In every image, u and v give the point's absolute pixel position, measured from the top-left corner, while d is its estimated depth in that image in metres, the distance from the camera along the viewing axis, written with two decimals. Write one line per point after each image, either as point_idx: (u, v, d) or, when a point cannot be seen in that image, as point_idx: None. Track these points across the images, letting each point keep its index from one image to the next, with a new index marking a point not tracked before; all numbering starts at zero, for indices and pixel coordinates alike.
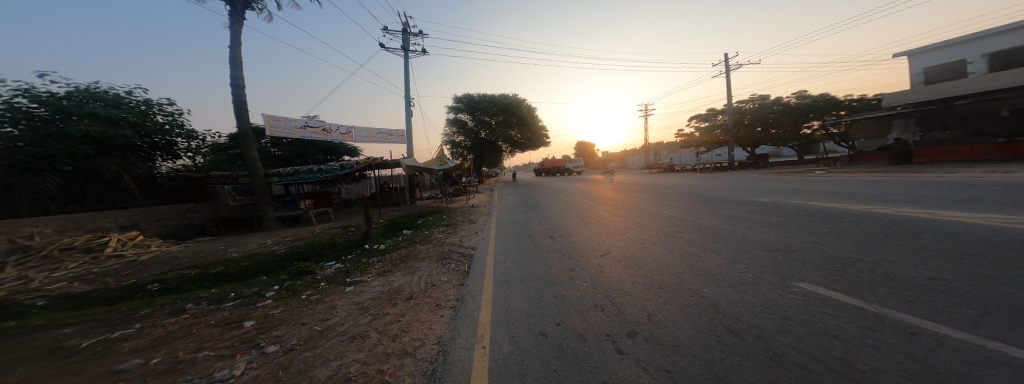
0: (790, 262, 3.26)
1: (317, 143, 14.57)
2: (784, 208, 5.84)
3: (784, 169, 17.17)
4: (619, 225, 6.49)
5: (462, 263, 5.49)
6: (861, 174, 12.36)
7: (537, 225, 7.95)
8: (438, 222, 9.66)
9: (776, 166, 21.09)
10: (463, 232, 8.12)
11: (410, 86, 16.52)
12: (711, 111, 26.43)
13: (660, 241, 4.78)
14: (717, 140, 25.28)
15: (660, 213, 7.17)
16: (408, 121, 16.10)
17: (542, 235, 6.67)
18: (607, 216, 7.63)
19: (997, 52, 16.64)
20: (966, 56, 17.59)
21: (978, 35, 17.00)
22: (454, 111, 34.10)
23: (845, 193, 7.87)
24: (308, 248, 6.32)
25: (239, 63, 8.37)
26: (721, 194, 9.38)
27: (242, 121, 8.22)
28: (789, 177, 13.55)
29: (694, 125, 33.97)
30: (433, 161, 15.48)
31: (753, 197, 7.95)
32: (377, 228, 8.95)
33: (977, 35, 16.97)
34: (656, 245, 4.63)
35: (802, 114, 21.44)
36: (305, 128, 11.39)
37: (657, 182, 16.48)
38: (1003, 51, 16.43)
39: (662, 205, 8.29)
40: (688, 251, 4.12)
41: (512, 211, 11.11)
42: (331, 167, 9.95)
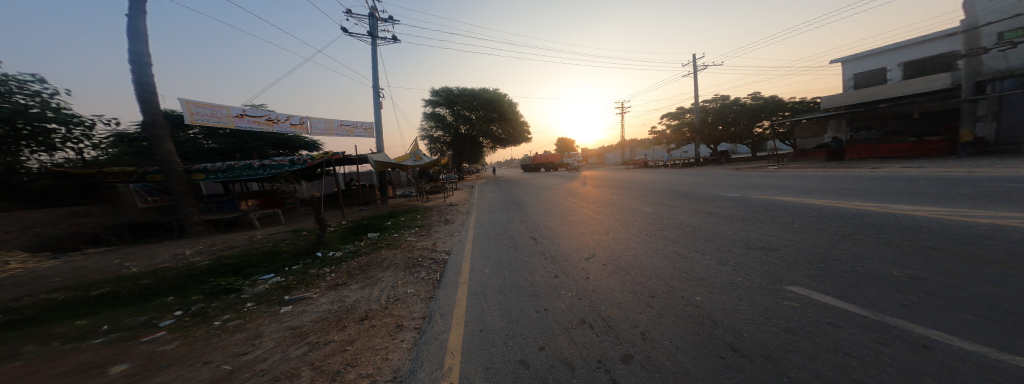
0: (775, 262, 3.16)
1: (262, 136, 12.82)
2: (754, 203, 5.96)
3: (742, 165, 18.52)
4: (600, 224, 6.28)
5: (433, 271, 4.89)
6: (808, 169, 13.57)
7: (517, 225, 7.56)
8: (410, 223, 8.83)
9: (736, 162, 22.75)
10: (437, 234, 7.48)
11: (377, 74, 15.11)
12: (679, 110, 27.92)
13: (644, 242, 4.63)
14: (684, 138, 26.74)
15: (638, 210, 7.09)
16: (376, 113, 14.73)
17: (523, 236, 6.30)
18: (587, 215, 7.42)
19: (909, 61, 18.95)
20: (886, 64, 19.96)
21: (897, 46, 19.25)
22: (428, 104, 32.58)
23: (804, 187, 8.36)
24: (241, 259, 5.45)
25: (142, 35, 6.87)
26: (695, 190, 9.62)
27: (146, 106, 6.88)
28: (749, 172, 14.53)
29: (663, 122, 35.62)
30: (404, 156, 14.40)
31: (724, 192, 8.19)
32: (337, 230, 7.95)
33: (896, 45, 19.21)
34: (640, 246, 4.44)
35: (757, 114, 23.26)
36: (242, 117, 9.86)
37: (632, 178, 16.89)
38: (913, 61, 18.76)
39: (640, 201, 8.25)
40: (671, 253, 3.96)
41: (492, 209, 10.63)
42: (280, 163, 8.55)
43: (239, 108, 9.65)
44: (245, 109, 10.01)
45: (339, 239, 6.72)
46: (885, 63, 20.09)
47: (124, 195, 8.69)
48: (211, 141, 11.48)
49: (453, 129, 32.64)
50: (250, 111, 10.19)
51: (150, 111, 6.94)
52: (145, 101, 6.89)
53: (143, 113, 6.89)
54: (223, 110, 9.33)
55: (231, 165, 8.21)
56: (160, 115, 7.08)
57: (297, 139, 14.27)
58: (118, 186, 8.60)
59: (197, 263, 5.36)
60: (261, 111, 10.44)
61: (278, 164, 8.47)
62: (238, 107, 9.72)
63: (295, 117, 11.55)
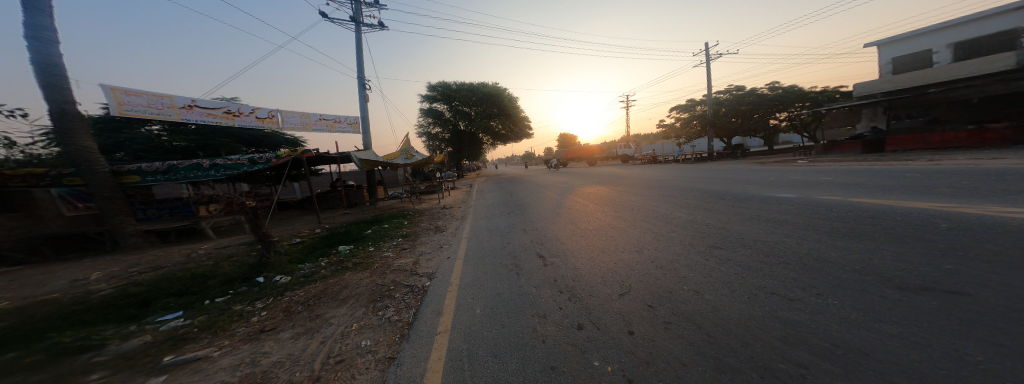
0: (962, 307, 1.78)
1: (233, 132, 11.59)
2: (827, 207, 4.54)
3: (765, 159, 17.00)
4: (624, 236, 4.89)
5: (404, 307, 3.56)
6: (843, 163, 12.23)
7: (520, 236, 6.21)
8: (393, 231, 7.51)
9: (753, 156, 21.34)
10: (423, 247, 6.13)
11: (361, 63, 13.68)
12: (690, 102, 26.54)
13: (700, 267, 3.21)
14: (695, 131, 25.21)
15: (663, 215, 5.71)
16: (362, 106, 13.37)
17: (528, 253, 4.98)
18: (602, 223, 6.03)
19: (962, 41, 17.72)
20: (932, 46, 18.69)
21: (947, 24, 18.01)
22: (425, 100, 31.06)
23: (862, 183, 7.00)
24: (156, 289, 4.15)
25: (44, 7, 5.63)
26: (729, 189, 8.18)
27: (49, 93, 5.62)
28: (777, 167, 13.15)
29: (672, 115, 33.99)
30: (392, 153, 12.96)
31: (771, 191, 6.75)
32: (303, 243, 6.61)
33: (947, 23, 17.98)
34: (694, 274, 3.06)
35: (775, 105, 21.69)
36: (190, 108, 8.48)
37: (646, 175, 15.43)
38: (967, 40, 17.53)
39: (664, 203, 6.89)
40: (750, 286, 2.57)
41: (491, 214, 9.28)
42: (236, 161, 7.24)
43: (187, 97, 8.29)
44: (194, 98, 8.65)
45: (297, 257, 5.41)
46: (931, 45, 18.81)
47: (43, 201, 7.61)
48: (172, 137, 10.23)
49: (453, 125, 31.21)
50: (201, 101, 8.83)
51: (56, 99, 5.69)
52: (49, 86, 5.63)
53: (48, 102, 5.64)
54: (164, 99, 7.92)
55: (173, 165, 6.90)
56: (72, 104, 5.84)
57: (274, 135, 13.01)
58: (35, 191, 7.52)
59: (94, 294, 4.04)
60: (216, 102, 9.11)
61: (233, 163, 7.16)
62: (185, 97, 8.35)
63: (260, 109, 10.19)
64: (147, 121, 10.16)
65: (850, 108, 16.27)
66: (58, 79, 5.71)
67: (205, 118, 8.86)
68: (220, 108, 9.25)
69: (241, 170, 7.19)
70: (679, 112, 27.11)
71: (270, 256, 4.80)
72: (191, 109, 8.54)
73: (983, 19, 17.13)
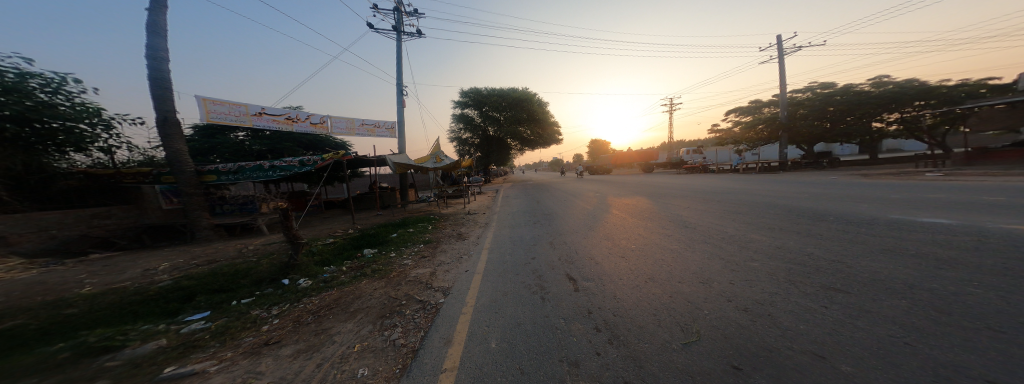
0: None
1: (296, 137, 12.96)
2: (991, 238, 3.17)
3: (866, 170, 13.57)
4: (674, 257, 3.95)
5: (410, 328, 3.13)
6: (989, 177, 9.15)
7: (546, 250, 5.53)
8: (417, 236, 7.43)
9: (842, 167, 17.39)
10: (443, 256, 5.82)
11: (401, 71, 14.44)
12: (754, 103, 22.95)
13: (794, 311, 2.24)
14: (762, 136, 21.59)
15: (724, 235, 4.63)
16: (399, 112, 14.08)
17: (553, 272, 4.28)
18: (642, 240, 5.11)
19: None
20: None
21: None
22: (460, 106, 32.05)
23: (1019, 205, 5.11)
24: (198, 283, 4.39)
25: (162, 31, 6.69)
26: (810, 206, 6.53)
27: (158, 103, 6.62)
28: (879, 181, 10.35)
29: (731, 118, 29.91)
30: (423, 158, 13.23)
31: (872, 212, 5.18)
32: (333, 245, 6.81)
33: None
34: (795, 324, 2.08)
35: (879, 103, 17.48)
36: (259, 115, 9.78)
37: (694, 186, 13.53)
38: None
39: (721, 220, 5.71)
40: (922, 358, 1.56)
41: (516, 222, 8.76)
42: (290, 163, 7.87)
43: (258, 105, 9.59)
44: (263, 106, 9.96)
45: (323, 260, 5.48)
46: None
47: (149, 195, 9.26)
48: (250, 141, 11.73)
49: (483, 131, 31.80)
50: (269, 109, 10.13)
51: (163, 108, 6.68)
52: (158, 97, 6.64)
53: (157, 110, 6.64)
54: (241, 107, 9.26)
55: (241, 166, 7.72)
56: (173, 113, 6.81)
57: (327, 140, 14.31)
58: (143, 187, 9.10)
59: (153, 285, 4.41)
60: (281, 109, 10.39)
61: (288, 165, 7.80)
62: (256, 105, 9.65)
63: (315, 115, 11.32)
64: (230, 128, 11.77)
65: (1008, 104, 12.26)
66: (166, 91, 6.72)
67: (271, 124, 10.14)
68: (283, 115, 10.49)
69: (294, 172, 7.80)
70: (740, 115, 23.60)
71: (297, 258, 4.87)
72: (260, 116, 9.85)
73: None
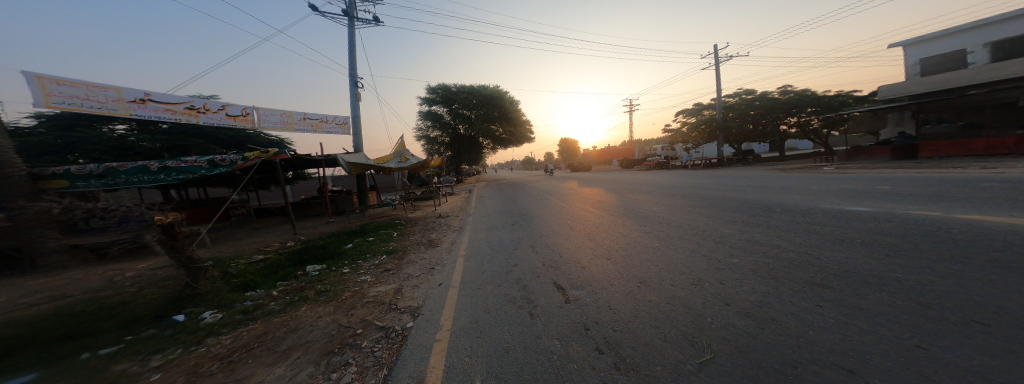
0: None
1: (210, 131, 10.56)
2: (932, 224, 3.52)
3: (783, 165, 16.14)
4: (661, 260, 3.84)
5: (367, 366, 2.42)
6: (878, 169, 11.28)
7: (528, 256, 5.19)
8: (377, 246, 6.39)
9: (765, 162, 20.45)
10: (411, 269, 5.03)
11: (352, 58, 12.71)
12: (698, 106, 25.82)
13: (799, 312, 2.15)
14: (704, 135, 24.35)
15: (701, 231, 4.68)
16: (353, 105, 12.34)
17: (539, 282, 3.95)
18: (624, 240, 4.98)
19: (998, 41, 17.36)
20: (966, 45, 18.29)
21: (980, 23, 17.54)
22: (425, 102, 30.20)
23: (924, 190, 6.13)
24: (28, 329, 2.98)
25: None
26: (772, 196, 7.11)
27: None
28: (804, 173, 12.17)
29: (680, 119, 33.16)
30: (385, 157, 11.82)
31: (824, 201, 5.73)
32: (266, 262, 5.45)
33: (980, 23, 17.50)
34: (806, 329, 1.96)
35: (790, 108, 20.82)
36: (142, 102, 7.76)
37: (662, 181, 14.43)
38: (1003, 40, 17.18)
39: (694, 214, 5.88)
40: (943, 363, 1.46)
41: (492, 225, 8.22)
42: (194, 164, 6.19)
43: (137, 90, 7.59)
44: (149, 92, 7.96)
45: (245, 283, 4.26)
46: (962, 45, 18.46)
47: None
48: (139, 135, 9.17)
49: (454, 129, 30.39)
50: (158, 95, 8.12)
51: None
52: None
53: None
54: (109, 91, 7.22)
55: (109, 168, 5.78)
56: None
57: (255, 135, 11.97)
58: None
59: None
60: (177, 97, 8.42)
61: (191, 165, 6.12)
62: (137, 89, 7.64)
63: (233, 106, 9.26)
64: (109, 118, 9.09)
65: (875, 111, 15.62)
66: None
67: (162, 115, 8.14)
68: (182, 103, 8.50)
69: (199, 175, 6.14)
70: (686, 117, 26.34)
71: (199, 285, 3.62)
72: (143, 104, 7.82)
73: (1016, 19, 16.86)
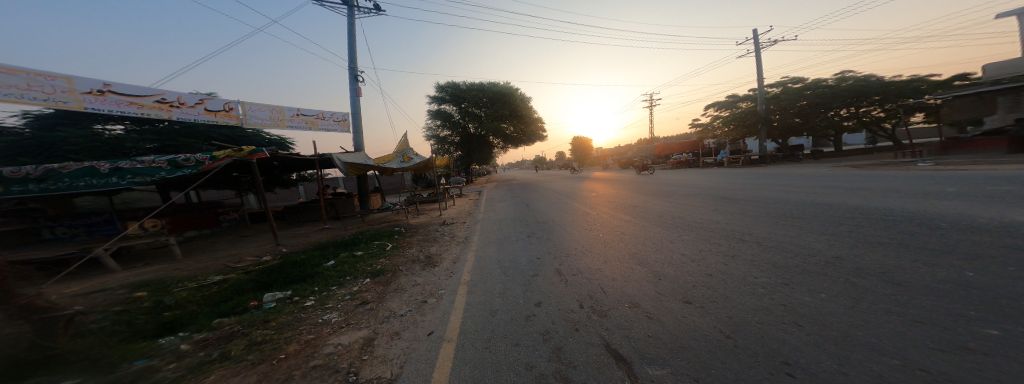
0: None
1: (205, 132, 10.19)
2: None
3: (851, 162, 13.62)
4: (789, 310, 2.24)
5: None
6: (1000, 163, 8.94)
7: (556, 289, 3.74)
8: (361, 265, 5.27)
9: (818, 159, 17.81)
10: (395, 303, 3.86)
11: (353, 52, 11.84)
12: (732, 98, 23.24)
13: None
14: (742, 130, 21.73)
15: (820, 258, 3.04)
16: (353, 101, 11.47)
17: (581, 345, 2.46)
18: (693, 267, 3.42)
19: None
20: None
21: None
22: (434, 101, 29.33)
23: None
24: None
25: None
26: (886, 198, 5.24)
27: None
28: (888, 170, 9.90)
29: (709, 114, 30.43)
30: (387, 156, 10.76)
31: (1001, 206, 3.89)
32: (225, 284, 4.42)
33: None
34: None
35: (849, 96, 18.08)
36: (100, 94, 7.19)
37: (699, 181, 12.49)
38: None
39: (782, 226, 4.20)
40: None
41: (503, 236, 6.86)
42: (154, 165, 5.38)
43: (95, 81, 7.03)
44: (108, 83, 7.29)
45: (167, 327, 3.12)
46: None
47: None
48: (131, 134, 8.75)
49: (462, 128, 29.37)
50: (121, 86, 7.53)
51: None
52: None
53: None
54: (58, 80, 6.60)
55: (50, 170, 5.10)
56: None
57: (252, 135, 11.49)
58: None
59: None
60: (143, 89, 7.88)
61: (149, 166, 5.30)
62: (95, 80, 7.04)
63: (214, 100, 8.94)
64: (103, 118, 8.70)
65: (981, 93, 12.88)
66: None
67: (126, 108, 7.61)
68: (151, 96, 8.00)
69: (158, 177, 5.30)
70: (719, 110, 23.86)
71: (59, 341, 2.33)
72: (103, 96, 7.25)
73: None
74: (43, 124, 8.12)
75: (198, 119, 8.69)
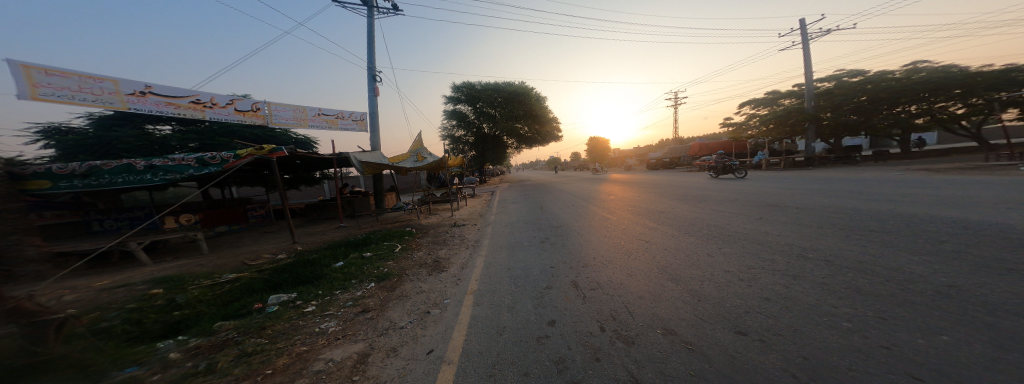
0: None
1: (238, 132, 10.75)
2: None
3: (924, 166, 11.70)
4: (888, 363, 1.65)
5: None
6: None
7: (571, 305, 3.30)
8: (368, 268, 5.16)
9: (875, 162, 15.70)
10: (396, 313, 3.64)
11: (374, 53, 12.08)
12: (771, 94, 21.19)
13: None
14: (783, 130, 19.69)
15: (910, 290, 2.37)
16: (372, 102, 11.70)
17: (602, 381, 2.00)
18: (737, 288, 2.84)
19: None
20: None
21: None
22: (452, 102, 29.59)
23: None
24: None
25: None
26: (971, 210, 4.34)
27: None
28: (975, 176, 8.32)
29: (742, 112, 28.20)
30: (403, 156, 10.84)
31: None
32: (237, 283, 4.45)
33: None
34: None
35: (917, 91, 15.82)
36: (142, 95, 7.73)
37: (727, 185, 11.43)
38: None
39: (844, 242, 3.52)
40: None
41: (513, 241, 6.51)
42: (183, 162, 5.56)
43: (138, 82, 7.58)
44: (149, 85, 7.87)
45: (173, 328, 3.09)
46: None
47: None
48: (174, 134, 9.41)
49: (480, 128, 29.43)
50: (161, 89, 8.10)
51: None
52: None
53: None
54: (105, 83, 7.17)
55: (93, 167, 5.52)
56: None
57: (280, 135, 12.19)
58: None
59: None
60: (180, 91, 8.42)
61: (178, 163, 5.49)
62: (137, 81, 7.61)
63: (243, 101, 9.50)
64: (152, 119, 9.42)
65: None
66: None
67: (165, 109, 8.13)
68: (187, 97, 8.54)
69: (187, 174, 5.51)
70: (757, 108, 21.82)
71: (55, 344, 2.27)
72: (144, 97, 7.79)
73: None
74: (99, 125, 8.86)
75: (229, 118, 9.20)
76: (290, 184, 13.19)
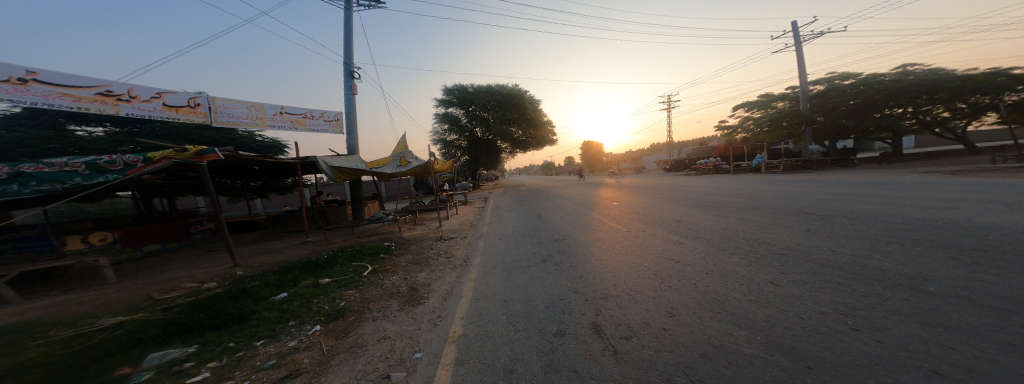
0: None
1: (186, 133, 9.46)
2: None
3: (930, 168, 11.36)
4: None
5: None
6: None
7: (603, 370, 2.18)
8: (318, 302, 3.90)
9: (874, 165, 15.49)
10: (337, 378, 2.41)
11: (351, 48, 10.95)
12: (766, 96, 21.15)
13: None
14: (780, 132, 19.51)
15: None
16: (347, 100, 10.54)
17: None
18: (864, 348, 1.81)
19: None
20: None
21: None
22: (443, 105, 28.53)
23: None
24: None
25: None
26: None
27: None
28: (1000, 177, 7.83)
29: (736, 116, 28.31)
30: (383, 160, 9.66)
31: None
32: (116, 331, 3.15)
33: None
34: None
35: (909, 93, 15.84)
36: (22, 83, 6.31)
37: (743, 187, 10.67)
38: None
39: (971, 268, 2.53)
40: None
41: (508, 259, 5.40)
42: (65, 168, 4.50)
43: (14, 67, 6.15)
44: (34, 71, 6.45)
45: None
46: None
47: None
48: (107, 136, 8.26)
49: (471, 132, 28.40)
50: (51, 76, 6.69)
51: None
52: None
53: None
54: None
55: None
56: None
57: (240, 138, 10.96)
58: None
59: None
60: (81, 79, 7.01)
61: (59, 170, 4.42)
62: (14, 66, 6.19)
63: (175, 95, 8.14)
64: (77, 118, 8.05)
65: None
66: None
67: (58, 101, 6.73)
68: (92, 87, 7.16)
69: (75, 183, 4.45)
70: (751, 111, 21.80)
71: None
72: (26, 86, 6.38)
73: None
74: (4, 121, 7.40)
75: (153, 115, 7.94)
76: (257, 191, 11.77)
